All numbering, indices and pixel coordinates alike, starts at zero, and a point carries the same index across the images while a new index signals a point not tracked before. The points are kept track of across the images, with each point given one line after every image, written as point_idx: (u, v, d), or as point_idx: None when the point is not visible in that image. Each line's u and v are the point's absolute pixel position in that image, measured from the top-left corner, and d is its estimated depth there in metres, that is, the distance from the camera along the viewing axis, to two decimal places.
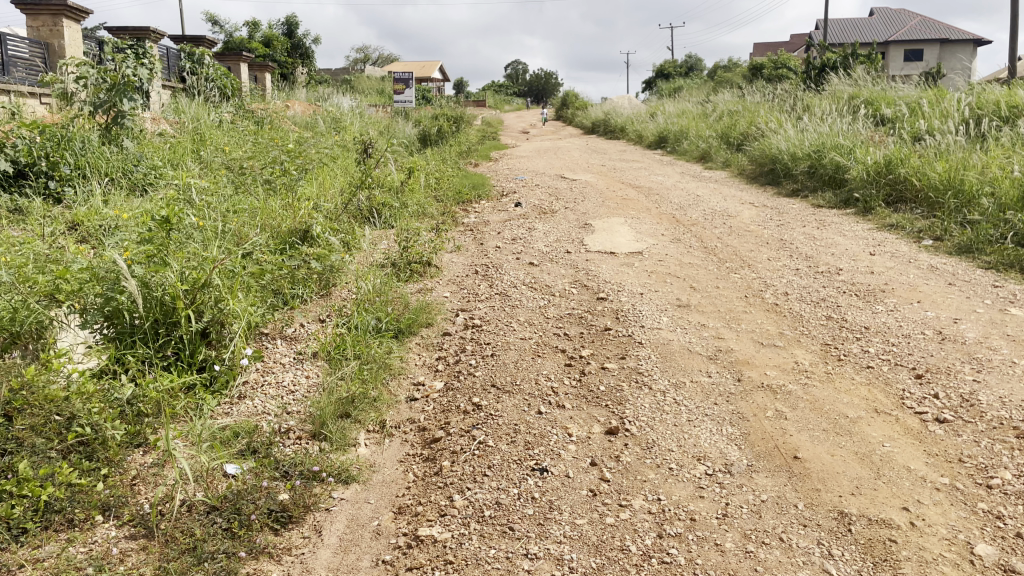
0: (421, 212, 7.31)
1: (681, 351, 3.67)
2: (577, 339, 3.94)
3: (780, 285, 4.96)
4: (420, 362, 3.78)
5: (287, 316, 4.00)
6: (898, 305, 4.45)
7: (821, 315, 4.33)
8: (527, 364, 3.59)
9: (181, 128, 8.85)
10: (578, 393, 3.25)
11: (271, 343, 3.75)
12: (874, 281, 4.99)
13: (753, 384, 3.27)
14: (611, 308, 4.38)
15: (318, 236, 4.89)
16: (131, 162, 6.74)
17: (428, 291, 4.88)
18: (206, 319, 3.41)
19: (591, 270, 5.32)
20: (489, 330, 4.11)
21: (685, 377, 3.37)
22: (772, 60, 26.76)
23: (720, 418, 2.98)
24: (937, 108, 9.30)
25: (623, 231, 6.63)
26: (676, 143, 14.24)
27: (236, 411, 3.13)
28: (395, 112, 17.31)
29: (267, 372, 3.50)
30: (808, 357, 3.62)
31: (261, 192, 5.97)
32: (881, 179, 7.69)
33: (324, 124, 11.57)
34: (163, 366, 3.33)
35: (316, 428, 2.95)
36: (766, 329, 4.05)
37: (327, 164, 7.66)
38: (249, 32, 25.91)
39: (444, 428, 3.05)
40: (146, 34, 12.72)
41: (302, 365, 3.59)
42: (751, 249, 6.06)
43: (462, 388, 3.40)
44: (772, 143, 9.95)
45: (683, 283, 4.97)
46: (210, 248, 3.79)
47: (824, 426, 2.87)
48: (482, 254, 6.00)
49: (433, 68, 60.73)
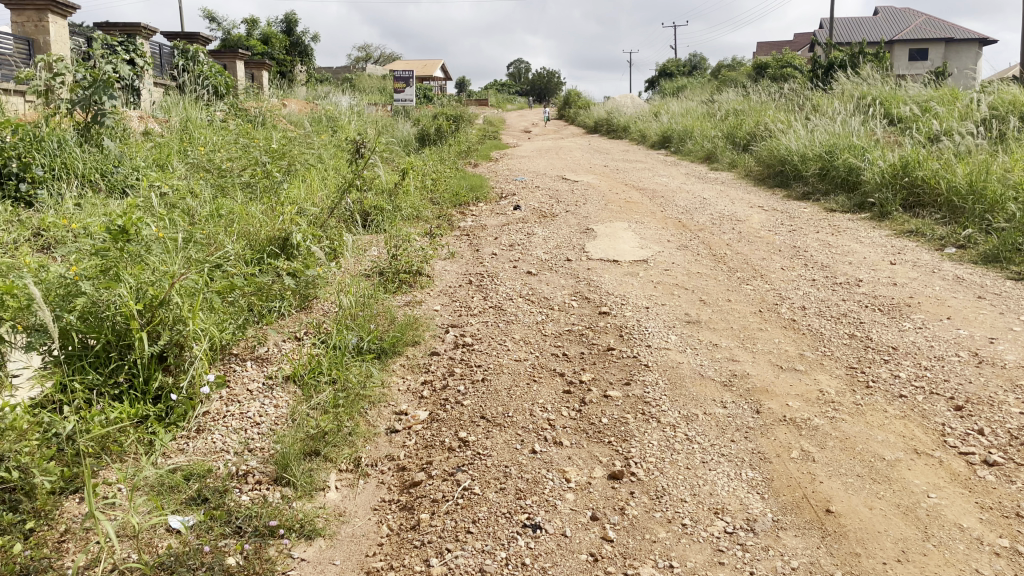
0: (414, 215, 6.95)
1: (691, 376, 3.31)
2: (577, 360, 3.58)
3: (796, 298, 4.61)
4: (404, 386, 3.42)
5: (259, 334, 3.65)
6: (927, 322, 4.09)
7: (843, 333, 3.97)
8: (522, 391, 3.24)
9: (168, 126, 8.49)
10: (578, 427, 2.89)
11: (239, 366, 3.40)
12: (897, 294, 4.64)
13: (774, 417, 2.91)
14: (614, 325, 4.03)
15: (299, 245, 4.53)
16: (110, 164, 6.39)
17: (417, 304, 4.53)
18: (164, 342, 3.05)
19: (592, 280, 4.96)
20: (481, 350, 3.75)
21: (696, 408, 3.01)
22: (774, 60, 26.40)
23: (739, 459, 2.62)
24: (953, 108, 8.93)
25: (627, 237, 6.27)
26: (680, 143, 13.87)
27: (192, 448, 2.79)
28: (394, 111, 16.93)
29: (231, 401, 3.15)
30: (834, 384, 3.26)
31: (242, 197, 5.61)
32: (898, 182, 7.31)
33: (319, 124, 11.21)
34: (114, 395, 2.97)
35: (280, 471, 2.60)
36: (785, 350, 3.69)
37: (316, 166, 7.30)
38: (248, 31, 25.55)
39: (425, 469, 2.70)
40: (138, 31, 12.34)
41: (272, 391, 3.23)
42: (763, 257, 5.71)
43: (448, 419, 3.04)
44: (780, 144, 9.59)
45: (692, 296, 4.61)
46: (172, 260, 3.42)
47: (858, 470, 2.52)
48: (477, 262, 5.65)
49: (435, 67, 60.38)
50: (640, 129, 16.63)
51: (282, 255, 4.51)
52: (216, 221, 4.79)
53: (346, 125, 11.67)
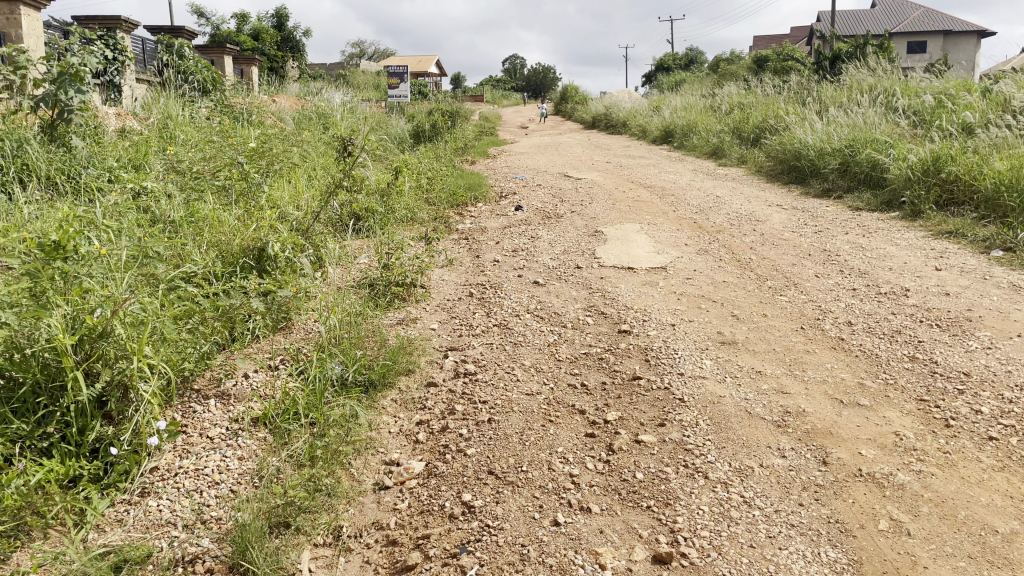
0: (408, 218, 6.43)
1: (738, 416, 2.78)
2: (599, 394, 3.05)
3: (839, 311, 4.09)
4: (396, 429, 2.89)
5: (226, 364, 3.11)
6: (996, 341, 3.55)
7: (903, 356, 3.44)
8: (537, 435, 2.71)
9: (147, 124, 7.93)
10: (608, 486, 2.37)
11: (200, 406, 2.85)
12: (953, 306, 4.11)
13: (846, 471, 2.39)
14: (638, 348, 3.49)
15: (276, 256, 3.98)
16: (78, 164, 5.81)
17: (410, 323, 3.98)
18: (103, 383, 2.49)
19: (607, 291, 4.44)
20: (485, 381, 3.21)
21: (751, 460, 2.48)
22: (774, 53, 25.80)
23: (815, 532, 2.10)
24: (981, 97, 8.39)
25: (641, 240, 5.75)
26: (684, 137, 13.37)
27: (133, 520, 2.25)
28: (388, 108, 16.35)
29: (186, 453, 2.59)
30: (909, 425, 2.73)
31: (218, 201, 5.07)
32: (930, 177, 6.78)
33: (308, 123, 10.67)
34: (43, 449, 2.41)
35: (237, 556, 2.09)
36: (841, 378, 3.16)
37: (301, 168, 6.76)
38: (238, 28, 24.99)
39: (421, 547, 2.17)
40: (119, 24, 11.75)
41: (237, 438, 2.69)
42: (793, 262, 5.18)
43: (448, 474, 2.52)
44: (796, 137, 9.06)
45: (721, 309, 4.10)
46: (119, 282, 2.86)
47: (968, 549, 2.00)
48: (477, 270, 5.11)
49: (429, 62, 59.82)
50: (640, 124, 16.13)
51: (258, 269, 3.95)
52: (185, 232, 4.26)
53: (337, 122, 11.13)
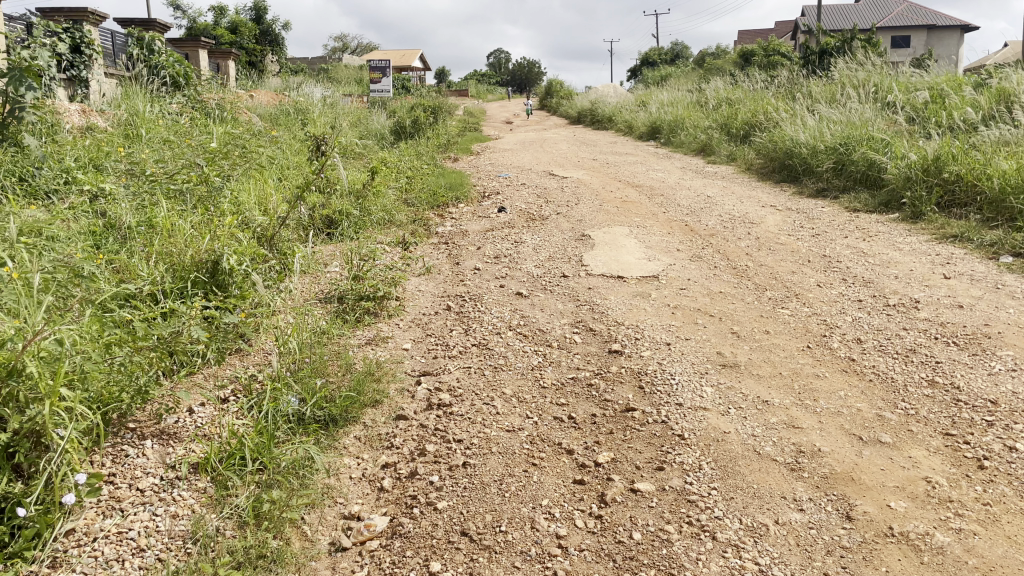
0: (384, 221, 6.07)
1: (745, 457, 2.46)
2: (588, 430, 2.71)
3: (846, 326, 3.78)
4: (357, 475, 2.54)
5: (167, 397, 2.74)
6: (1020, 362, 3.24)
7: (921, 381, 3.12)
8: (520, 484, 2.37)
9: (112, 121, 7.50)
10: (600, 550, 2.05)
11: (133, 450, 2.47)
12: (968, 320, 3.80)
13: (875, 530, 2.08)
14: (630, 373, 3.15)
15: (232, 270, 3.58)
16: (31, 163, 5.33)
17: (380, 343, 3.61)
18: (9, 431, 2.08)
19: (595, 303, 4.11)
20: (461, 414, 2.86)
21: (764, 515, 2.16)
22: (761, 47, 25.52)
23: None
24: (979, 93, 8.11)
25: (630, 244, 5.42)
26: (672, 133, 13.05)
27: None
28: (369, 103, 15.94)
29: (111, 510, 2.22)
30: (940, 470, 2.40)
31: (177, 204, 4.68)
32: (931, 176, 6.49)
33: (285, 120, 10.26)
34: None
35: None
36: (857, 409, 2.84)
37: (270, 171, 6.37)
38: (214, 22, 24.37)
39: None
40: (85, 16, 11.23)
41: (172, 491, 2.33)
42: (792, 270, 4.87)
43: (415, 535, 2.18)
44: (788, 134, 8.76)
45: (720, 325, 3.78)
46: (34, 309, 2.45)
47: None
48: (456, 279, 4.76)
49: (413, 55, 59.19)
50: (626, 119, 15.80)
51: (212, 285, 3.55)
52: (136, 244, 3.88)
53: (314, 117, 10.70)
